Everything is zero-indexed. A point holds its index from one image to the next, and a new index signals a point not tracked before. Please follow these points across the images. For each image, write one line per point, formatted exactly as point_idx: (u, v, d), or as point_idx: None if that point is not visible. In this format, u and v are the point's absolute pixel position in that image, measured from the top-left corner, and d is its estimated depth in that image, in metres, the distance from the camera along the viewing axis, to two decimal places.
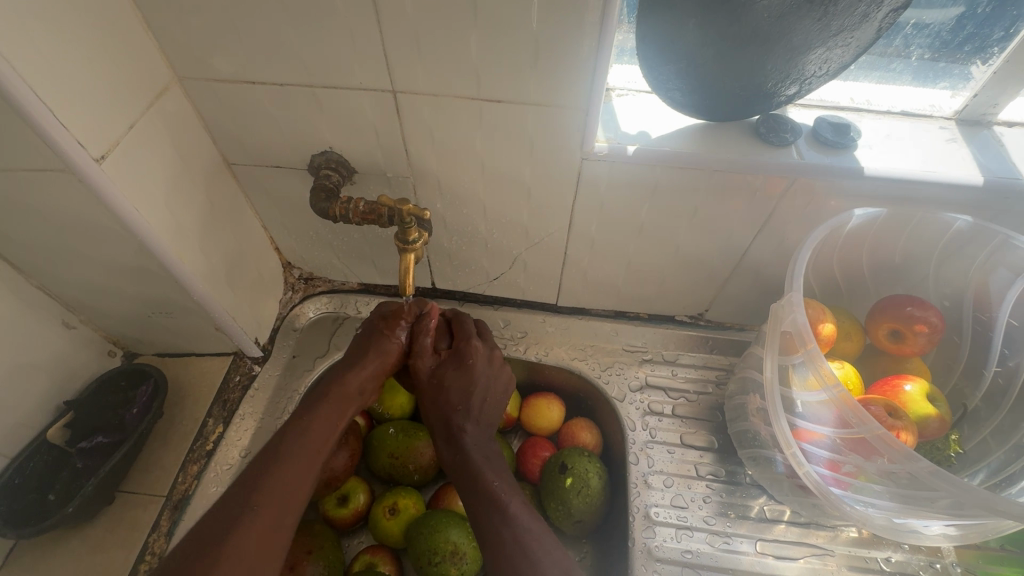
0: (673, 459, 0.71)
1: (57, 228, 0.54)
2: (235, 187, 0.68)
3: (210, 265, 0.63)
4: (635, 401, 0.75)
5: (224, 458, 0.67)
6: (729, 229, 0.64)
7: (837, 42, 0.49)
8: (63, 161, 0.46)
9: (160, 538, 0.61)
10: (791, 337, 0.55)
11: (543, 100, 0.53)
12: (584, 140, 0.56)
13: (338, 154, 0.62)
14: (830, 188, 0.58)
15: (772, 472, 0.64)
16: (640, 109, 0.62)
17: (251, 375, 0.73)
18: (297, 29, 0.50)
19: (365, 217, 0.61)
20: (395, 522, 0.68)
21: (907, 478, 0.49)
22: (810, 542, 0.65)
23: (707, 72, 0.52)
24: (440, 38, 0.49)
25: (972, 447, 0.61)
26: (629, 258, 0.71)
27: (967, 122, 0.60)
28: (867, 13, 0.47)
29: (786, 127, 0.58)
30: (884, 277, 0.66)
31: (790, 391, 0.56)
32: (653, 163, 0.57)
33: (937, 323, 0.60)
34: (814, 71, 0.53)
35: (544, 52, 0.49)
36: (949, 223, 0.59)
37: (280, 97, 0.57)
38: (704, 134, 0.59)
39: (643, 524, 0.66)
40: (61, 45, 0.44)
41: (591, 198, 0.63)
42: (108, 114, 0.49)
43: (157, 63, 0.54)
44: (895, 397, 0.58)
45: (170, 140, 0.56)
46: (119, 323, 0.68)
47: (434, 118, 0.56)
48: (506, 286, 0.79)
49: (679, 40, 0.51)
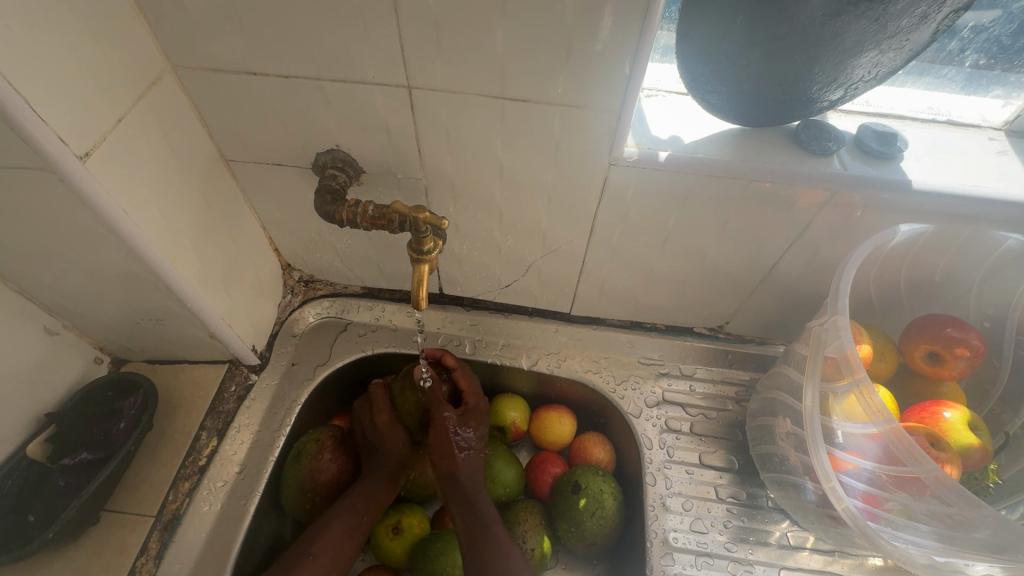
0: (691, 480, 0.67)
1: (37, 230, 0.49)
2: (232, 185, 0.63)
3: (204, 271, 0.59)
4: (652, 418, 0.72)
5: (218, 474, 0.63)
6: (760, 241, 0.61)
7: (891, 45, 0.45)
8: (42, 158, 0.41)
9: (149, 562, 0.57)
10: (833, 363, 0.51)
11: (572, 101, 0.49)
12: (613, 145, 0.52)
13: (345, 153, 0.58)
14: (872, 202, 0.54)
15: (798, 498, 0.61)
16: (670, 111, 0.58)
17: (247, 385, 0.69)
18: (305, 16, 0.46)
19: (374, 223, 0.56)
20: (398, 542, 0.64)
21: (957, 521, 0.46)
22: (834, 571, 0.62)
23: (749, 73, 0.48)
24: (463, 30, 0.45)
25: (1010, 477, 0.58)
26: (651, 268, 0.67)
27: (1017, 134, 0.56)
28: (927, 14, 0.43)
29: (828, 135, 0.54)
30: (921, 294, 0.63)
31: (829, 420, 0.52)
32: (685, 171, 0.53)
33: (979, 345, 0.57)
34: (863, 76, 0.49)
35: (576, 50, 0.45)
36: (997, 242, 0.56)
37: (283, 91, 0.52)
38: (740, 140, 0.55)
39: (661, 550, 0.63)
40: (41, 28, 0.39)
41: (615, 206, 0.59)
42: (95, 108, 0.44)
43: (148, 51, 0.49)
44: (935, 425, 0.54)
45: (163, 135, 0.52)
46: (106, 329, 0.63)
47: (451, 117, 0.52)
48: (518, 294, 0.75)
49: (722, 40, 0.47)
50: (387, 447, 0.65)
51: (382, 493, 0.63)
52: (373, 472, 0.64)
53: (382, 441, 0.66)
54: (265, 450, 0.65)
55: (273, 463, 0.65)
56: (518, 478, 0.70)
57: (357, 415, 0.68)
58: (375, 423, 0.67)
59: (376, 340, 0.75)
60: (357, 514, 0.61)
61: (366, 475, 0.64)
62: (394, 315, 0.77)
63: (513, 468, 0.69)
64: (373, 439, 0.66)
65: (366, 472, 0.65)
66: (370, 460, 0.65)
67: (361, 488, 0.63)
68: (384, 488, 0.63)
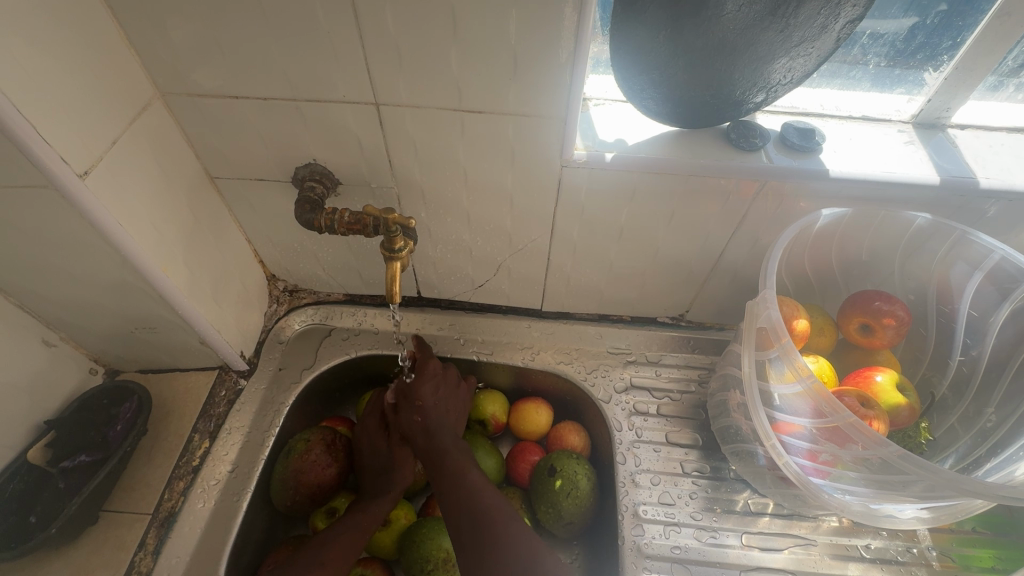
0: (659, 458, 0.72)
1: (37, 245, 0.53)
2: (218, 201, 0.68)
3: (193, 279, 0.63)
4: (621, 402, 0.77)
5: (211, 473, 0.66)
6: (705, 232, 0.67)
7: (799, 51, 0.52)
8: (44, 176, 0.46)
9: (147, 557, 0.60)
10: (766, 334, 0.57)
11: (524, 110, 0.55)
12: (564, 148, 0.58)
13: (322, 166, 0.63)
14: (798, 190, 0.60)
15: (755, 465, 0.66)
16: (616, 117, 0.64)
17: (236, 390, 0.73)
18: (279, 44, 0.51)
19: (350, 228, 0.61)
20: (386, 532, 0.68)
21: (878, 464, 0.51)
22: (793, 533, 0.67)
23: (678, 82, 0.55)
24: (422, 51, 0.51)
25: (941, 434, 0.64)
26: (611, 262, 0.73)
27: (923, 125, 0.64)
28: (825, 25, 0.50)
29: (754, 133, 0.61)
30: (853, 273, 0.70)
31: (767, 385, 0.58)
32: (630, 169, 0.59)
33: (904, 316, 0.63)
34: (780, 80, 0.55)
35: (522, 65, 0.51)
36: (910, 221, 0.62)
37: (262, 111, 0.58)
38: (678, 141, 0.61)
39: (632, 522, 0.67)
40: (41, 60, 0.44)
41: (573, 205, 0.64)
42: (90, 131, 0.49)
43: (137, 79, 0.54)
44: (868, 388, 0.60)
45: (152, 155, 0.57)
46: (101, 340, 0.67)
47: (416, 130, 0.58)
48: (491, 293, 0.80)
49: (651, 52, 0.53)
50: (395, 475, 0.67)
51: (382, 510, 0.64)
52: (376, 488, 0.67)
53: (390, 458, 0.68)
54: (256, 449, 0.69)
55: (264, 460, 0.68)
56: (499, 468, 0.75)
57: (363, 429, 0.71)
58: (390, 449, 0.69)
59: (359, 344, 0.80)
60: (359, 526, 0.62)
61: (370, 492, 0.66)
62: (375, 319, 0.82)
63: (494, 458, 0.74)
64: (379, 457, 0.69)
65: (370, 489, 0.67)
66: (377, 484, 0.67)
67: (366, 507, 0.64)
68: (387, 502, 0.65)
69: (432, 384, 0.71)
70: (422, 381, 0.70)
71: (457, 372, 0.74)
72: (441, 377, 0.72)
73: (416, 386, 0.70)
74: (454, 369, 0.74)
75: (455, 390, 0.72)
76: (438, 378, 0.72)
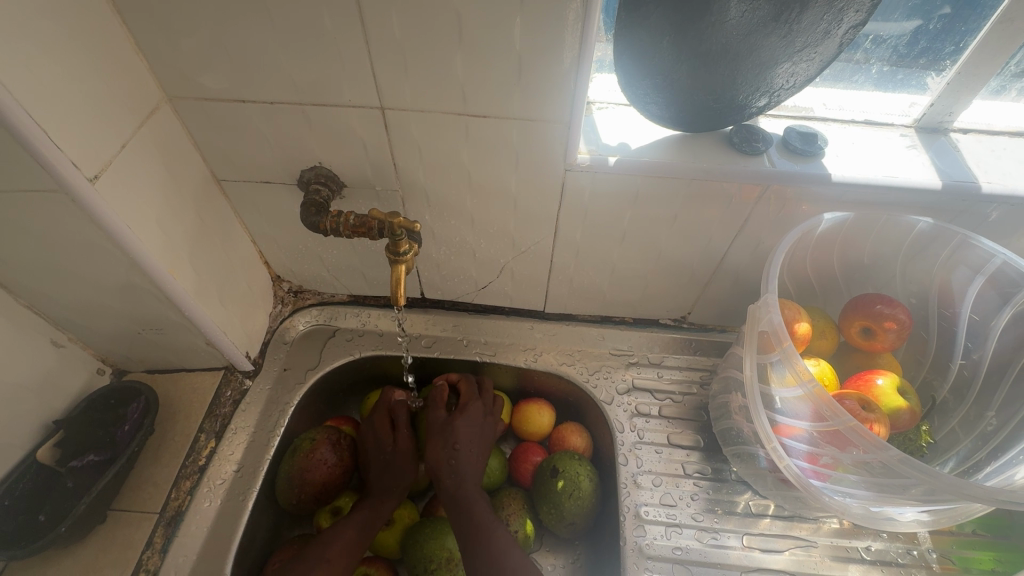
0: (661, 459, 0.73)
1: (47, 248, 0.54)
2: (224, 203, 0.69)
3: (200, 281, 0.64)
4: (623, 404, 0.77)
5: (217, 473, 0.67)
6: (707, 235, 0.67)
7: (802, 57, 0.52)
8: (55, 180, 0.47)
9: (155, 556, 0.61)
10: (768, 336, 0.58)
11: (527, 115, 0.55)
12: (567, 151, 0.58)
13: (327, 169, 0.63)
14: (800, 194, 0.60)
15: (756, 467, 0.66)
16: (619, 121, 0.64)
17: (242, 390, 0.74)
18: (286, 50, 0.52)
19: (355, 231, 0.62)
20: (390, 532, 0.68)
21: (880, 469, 0.52)
22: (794, 535, 0.67)
23: (681, 87, 0.55)
24: (427, 57, 0.51)
25: (941, 437, 0.64)
26: (613, 264, 0.73)
27: (925, 130, 0.64)
28: (828, 30, 0.50)
29: (757, 137, 0.61)
30: (855, 276, 0.70)
31: (769, 388, 0.59)
32: (633, 173, 0.60)
33: (905, 319, 0.63)
34: (783, 84, 0.56)
35: (527, 70, 0.52)
36: (912, 225, 0.63)
37: (269, 115, 0.58)
38: (680, 145, 0.61)
39: (633, 523, 0.68)
40: (52, 66, 0.45)
41: (576, 208, 0.65)
42: (100, 136, 0.50)
43: (146, 84, 0.55)
44: (869, 391, 0.61)
45: (160, 158, 0.57)
46: (108, 340, 0.68)
47: (421, 134, 0.58)
48: (494, 294, 0.81)
49: (655, 57, 0.54)
50: (400, 473, 0.68)
51: (385, 511, 0.66)
52: (377, 487, 0.67)
53: (395, 463, 0.68)
54: (261, 449, 0.69)
55: (269, 460, 0.69)
56: (502, 469, 0.75)
57: (369, 429, 0.71)
58: (395, 445, 0.69)
59: (363, 345, 0.80)
60: (363, 528, 0.64)
61: (373, 490, 0.67)
62: (379, 320, 0.82)
63: (497, 458, 0.75)
64: (385, 459, 0.69)
65: (371, 488, 0.67)
66: (380, 476, 0.68)
67: (373, 504, 0.66)
68: (390, 502, 0.66)
69: (470, 427, 0.69)
70: (461, 422, 0.69)
71: (494, 418, 0.73)
72: (477, 414, 0.71)
73: (455, 427, 0.69)
74: (493, 415, 0.73)
75: (488, 435, 0.71)
76: (477, 420, 0.71)
